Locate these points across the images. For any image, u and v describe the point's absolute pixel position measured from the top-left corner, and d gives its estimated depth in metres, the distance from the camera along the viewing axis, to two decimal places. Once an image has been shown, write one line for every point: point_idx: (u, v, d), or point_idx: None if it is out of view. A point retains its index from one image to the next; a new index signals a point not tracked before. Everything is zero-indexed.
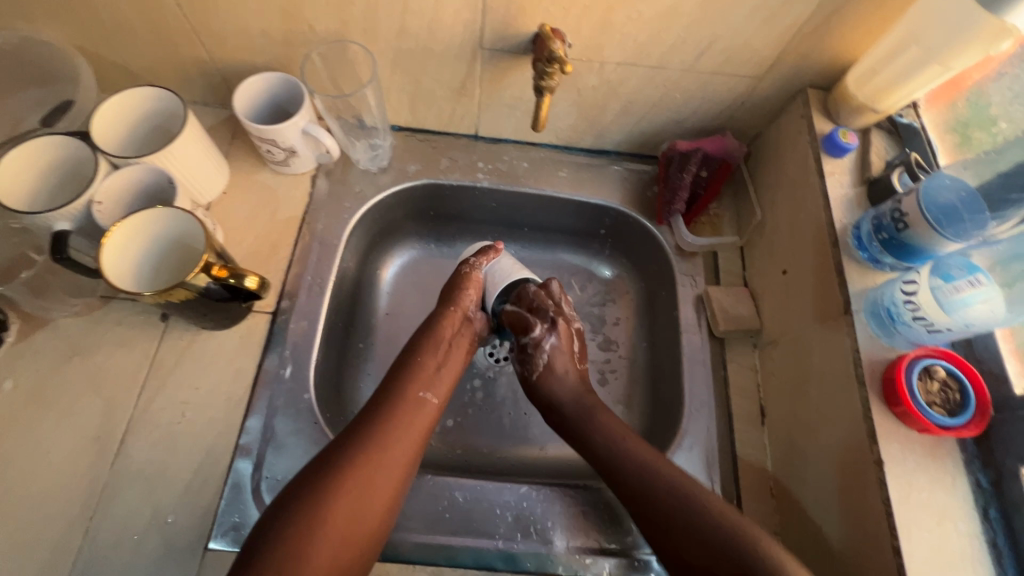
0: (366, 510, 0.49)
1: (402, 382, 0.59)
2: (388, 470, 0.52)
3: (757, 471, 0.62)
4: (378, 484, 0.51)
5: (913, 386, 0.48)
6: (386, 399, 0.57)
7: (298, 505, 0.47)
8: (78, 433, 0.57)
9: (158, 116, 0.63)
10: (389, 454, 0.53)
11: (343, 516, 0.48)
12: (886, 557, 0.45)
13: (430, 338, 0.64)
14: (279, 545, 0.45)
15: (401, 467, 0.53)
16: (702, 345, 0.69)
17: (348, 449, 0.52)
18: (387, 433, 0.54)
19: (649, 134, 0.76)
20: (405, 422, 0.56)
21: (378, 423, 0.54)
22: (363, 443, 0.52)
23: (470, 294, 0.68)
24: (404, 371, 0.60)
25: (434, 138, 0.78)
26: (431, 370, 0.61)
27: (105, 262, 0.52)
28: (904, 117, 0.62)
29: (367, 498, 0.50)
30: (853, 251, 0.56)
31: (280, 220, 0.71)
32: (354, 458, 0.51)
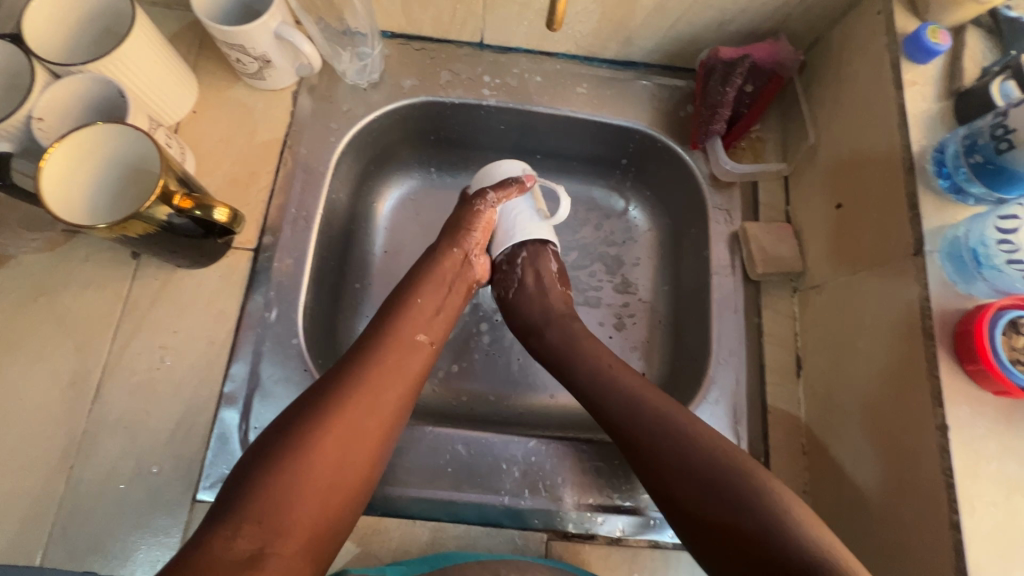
0: (355, 459, 0.44)
1: (396, 321, 0.52)
2: (376, 418, 0.46)
3: (788, 427, 0.57)
4: (367, 432, 0.45)
5: (997, 342, 0.40)
6: (376, 338, 0.50)
7: (278, 451, 0.42)
8: (51, 379, 0.53)
9: (102, 15, 0.53)
10: (377, 400, 0.47)
11: (328, 463, 0.43)
12: (940, 530, 0.40)
13: (428, 278, 0.56)
14: (258, 492, 0.40)
15: (392, 415, 0.47)
16: (735, 289, 0.62)
17: (331, 390, 0.46)
18: (379, 376, 0.48)
19: (687, 40, 0.64)
20: (395, 364, 0.49)
21: (366, 362, 0.48)
22: (349, 388, 0.46)
23: (477, 235, 0.60)
24: (397, 308, 0.53)
25: (432, 47, 0.67)
26: (428, 311, 0.54)
27: (44, 180, 0.44)
28: (1012, 10, 0.50)
29: (355, 445, 0.45)
30: (931, 179, 0.46)
31: (259, 144, 0.62)
32: (340, 402, 0.45)
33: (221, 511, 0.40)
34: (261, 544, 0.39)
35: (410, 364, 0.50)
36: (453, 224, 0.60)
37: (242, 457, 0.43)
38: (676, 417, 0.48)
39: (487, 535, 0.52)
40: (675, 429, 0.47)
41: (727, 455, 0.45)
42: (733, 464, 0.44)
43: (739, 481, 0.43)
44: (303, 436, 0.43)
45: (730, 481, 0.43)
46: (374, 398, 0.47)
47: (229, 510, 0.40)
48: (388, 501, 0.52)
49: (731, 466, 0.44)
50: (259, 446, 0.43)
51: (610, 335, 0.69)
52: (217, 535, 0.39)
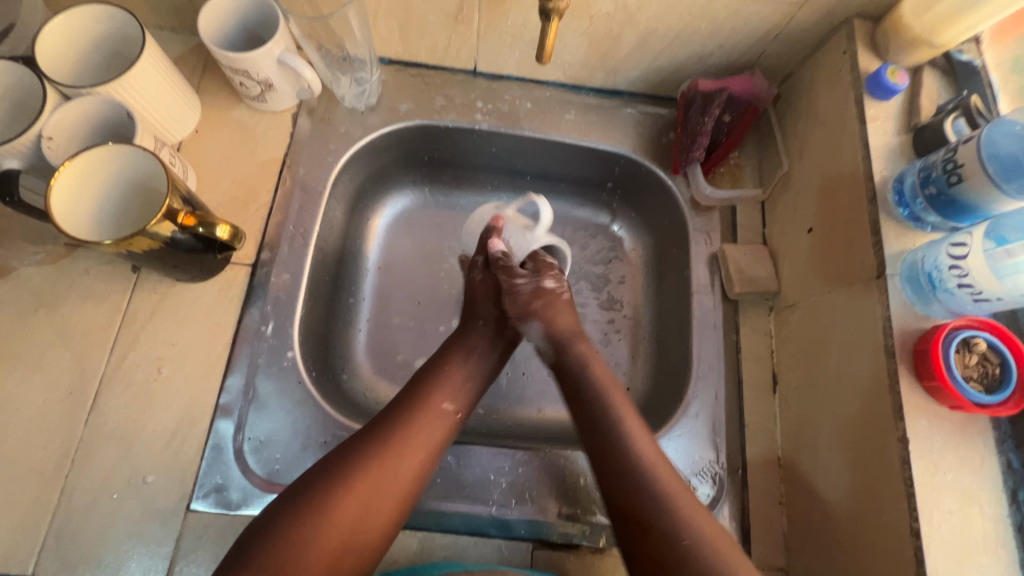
0: (371, 524, 0.46)
1: (429, 389, 0.54)
2: (396, 488, 0.47)
3: (765, 441, 0.59)
4: (386, 500, 0.47)
5: (950, 359, 0.44)
6: (412, 404, 0.52)
7: (301, 508, 0.44)
8: (48, 389, 0.54)
9: (112, 39, 0.56)
10: (403, 472, 0.48)
11: (346, 526, 0.45)
12: (902, 537, 0.43)
13: (460, 346, 0.58)
14: (279, 545, 0.43)
15: (412, 488, 0.48)
16: (715, 307, 0.65)
17: (359, 459, 0.47)
18: (404, 447, 0.49)
19: (669, 71, 0.68)
20: (424, 434, 0.51)
21: (395, 431, 0.50)
22: (378, 455, 0.48)
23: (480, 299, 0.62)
24: (429, 378, 0.55)
25: (428, 74, 0.70)
26: (459, 380, 0.56)
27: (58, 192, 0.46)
28: (964, 54, 0.54)
29: (374, 512, 0.46)
30: (892, 208, 0.50)
31: (259, 162, 0.64)
32: (365, 471, 0.47)
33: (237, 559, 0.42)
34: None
35: (435, 437, 0.51)
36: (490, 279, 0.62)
37: (265, 507, 0.45)
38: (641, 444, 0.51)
39: (474, 545, 0.53)
40: (638, 453, 0.50)
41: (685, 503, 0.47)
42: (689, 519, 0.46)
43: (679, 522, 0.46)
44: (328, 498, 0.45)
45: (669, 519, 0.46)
46: (399, 469, 0.48)
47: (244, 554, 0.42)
48: None
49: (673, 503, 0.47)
50: (286, 498, 0.45)
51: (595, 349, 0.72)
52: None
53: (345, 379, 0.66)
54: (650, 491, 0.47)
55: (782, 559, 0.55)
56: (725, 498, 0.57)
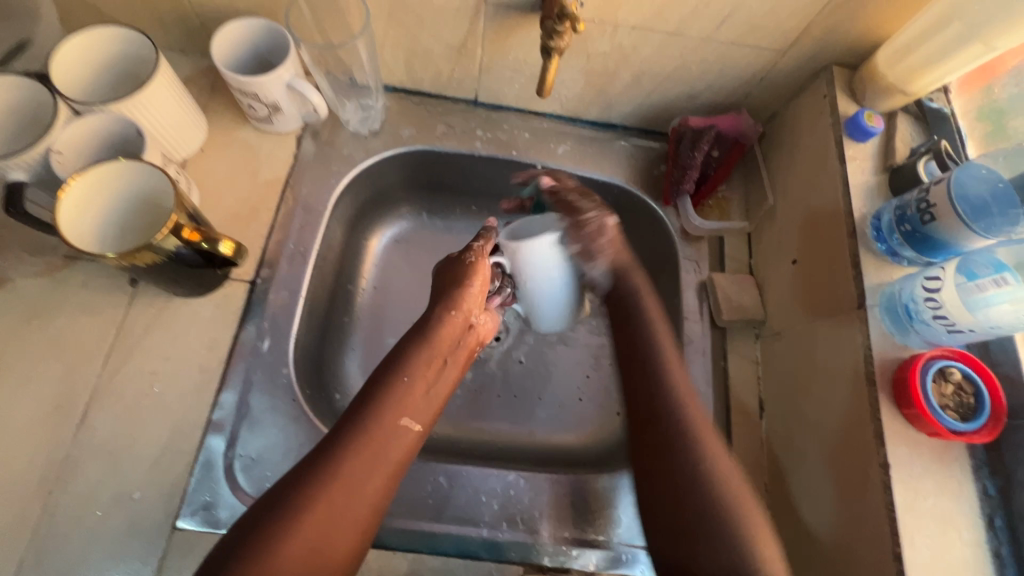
0: (333, 551, 0.43)
1: (379, 405, 0.50)
2: (355, 507, 0.45)
3: (752, 466, 0.61)
4: (347, 524, 0.44)
5: (927, 388, 0.46)
6: (359, 421, 0.48)
7: (257, 537, 0.41)
8: (38, 402, 0.54)
9: (125, 59, 0.57)
10: (356, 494, 0.45)
11: (307, 555, 0.42)
12: (886, 560, 0.44)
13: (424, 351, 0.55)
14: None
15: (368, 506, 0.46)
16: (703, 334, 0.67)
17: (312, 480, 0.45)
18: (358, 468, 0.46)
19: (661, 108, 0.72)
20: (377, 452, 0.48)
21: (344, 449, 0.46)
22: (328, 476, 0.45)
23: (475, 287, 0.58)
24: (378, 390, 0.51)
25: (430, 102, 0.73)
26: (419, 393, 0.52)
27: (68, 197, 0.47)
28: (934, 102, 0.58)
29: (336, 535, 0.44)
30: (871, 243, 0.53)
31: (262, 181, 0.66)
32: (318, 490, 0.44)
33: None
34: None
35: (391, 455, 0.48)
36: (446, 284, 0.58)
37: (211, 551, 0.41)
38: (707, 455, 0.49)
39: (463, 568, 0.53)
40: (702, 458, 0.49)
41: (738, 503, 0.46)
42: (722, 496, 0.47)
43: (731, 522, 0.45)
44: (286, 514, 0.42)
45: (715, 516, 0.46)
46: (354, 481, 0.46)
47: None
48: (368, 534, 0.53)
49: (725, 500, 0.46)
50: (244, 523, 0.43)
51: (587, 374, 0.74)
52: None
53: (337, 398, 0.66)
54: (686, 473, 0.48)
55: None
56: None
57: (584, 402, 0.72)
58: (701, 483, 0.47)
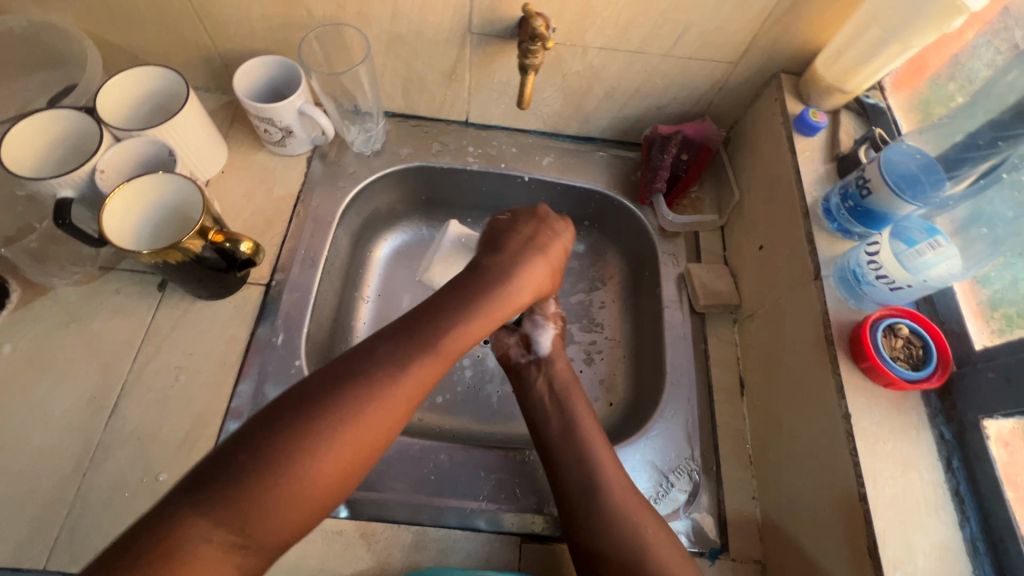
0: (338, 464, 0.41)
1: (423, 326, 0.49)
2: (374, 423, 0.43)
3: (735, 439, 0.65)
4: (362, 442, 0.43)
5: (878, 343, 0.50)
6: (397, 341, 0.47)
7: (270, 433, 0.40)
8: (74, 394, 0.59)
9: (160, 94, 0.66)
10: (380, 411, 0.44)
11: (322, 472, 0.41)
12: (853, 502, 0.47)
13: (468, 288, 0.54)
14: (235, 494, 0.38)
15: (388, 424, 0.44)
16: (684, 320, 0.72)
17: (333, 399, 0.42)
18: (389, 386, 0.44)
19: (634, 120, 0.79)
20: (409, 370, 0.46)
21: (383, 364, 0.45)
22: (353, 388, 0.43)
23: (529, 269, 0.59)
24: (429, 315, 0.50)
25: (425, 124, 0.81)
26: (459, 319, 0.50)
27: (109, 206, 0.54)
28: (871, 98, 0.65)
29: (344, 449, 0.42)
30: (823, 221, 0.59)
31: (276, 197, 0.73)
32: (340, 400, 0.43)
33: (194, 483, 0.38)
34: (229, 547, 0.38)
35: (421, 374, 0.46)
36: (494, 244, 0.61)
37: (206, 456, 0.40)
38: (606, 470, 0.57)
39: (466, 539, 0.56)
40: (603, 477, 0.56)
41: (626, 502, 0.55)
42: (624, 511, 0.54)
43: (627, 514, 0.54)
44: (296, 442, 0.40)
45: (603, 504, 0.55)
46: (386, 398, 0.44)
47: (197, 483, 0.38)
48: (377, 509, 0.57)
49: (627, 511, 0.54)
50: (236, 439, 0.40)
51: (580, 368, 0.79)
52: (194, 527, 0.37)
53: None
54: (601, 495, 0.55)
55: (757, 551, 0.59)
56: (701, 493, 0.62)
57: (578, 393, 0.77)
58: (611, 507, 0.54)
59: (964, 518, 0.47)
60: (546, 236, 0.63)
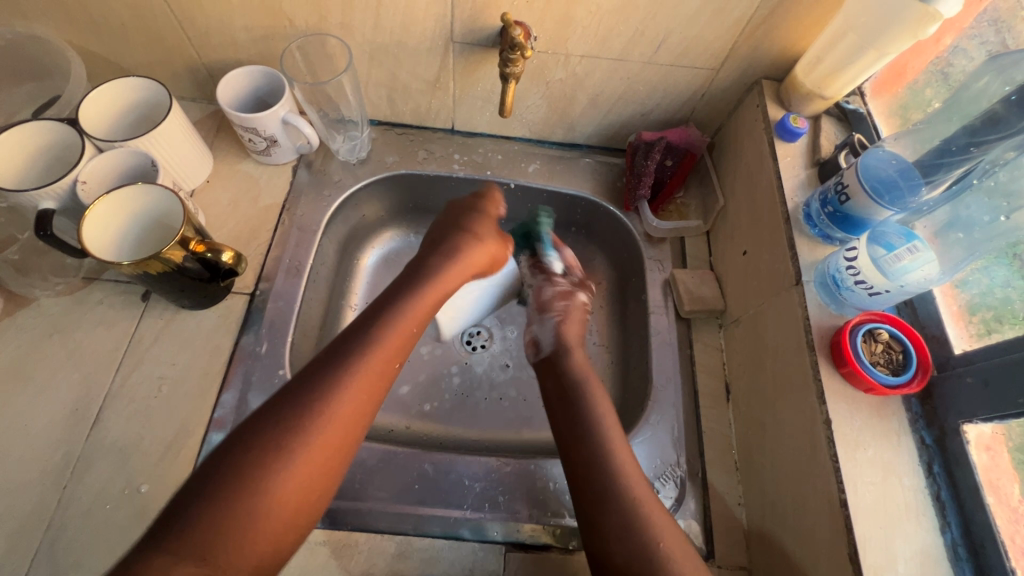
0: (302, 485, 0.46)
1: (362, 341, 0.54)
2: (326, 441, 0.48)
3: (720, 444, 0.65)
4: (318, 459, 0.47)
5: (858, 348, 0.50)
6: (338, 360, 0.52)
7: (227, 468, 0.44)
8: (56, 406, 0.59)
9: (143, 105, 0.66)
10: (328, 429, 0.48)
11: (286, 496, 0.45)
12: (834, 509, 0.47)
13: (410, 288, 0.61)
14: (204, 524, 0.41)
15: (339, 440, 0.49)
16: (670, 326, 0.72)
17: (277, 426, 0.47)
18: (332, 402, 0.49)
19: (619, 127, 0.80)
20: (354, 384, 0.51)
21: (328, 385, 0.50)
22: (298, 414, 0.47)
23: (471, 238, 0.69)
24: (364, 329, 0.55)
25: (411, 132, 0.81)
26: (405, 325, 0.57)
27: (87, 225, 0.54)
28: (851, 103, 0.66)
29: (304, 471, 0.46)
30: (804, 227, 0.59)
31: (261, 206, 0.73)
32: (289, 427, 0.47)
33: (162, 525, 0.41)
34: None
35: (369, 385, 0.52)
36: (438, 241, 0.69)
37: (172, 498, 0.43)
38: (626, 471, 0.55)
39: (449, 548, 0.56)
40: (621, 484, 0.54)
41: (649, 511, 0.52)
42: (645, 522, 0.51)
43: (638, 506, 0.52)
44: (250, 470, 0.44)
45: (621, 503, 0.53)
46: (331, 418, 0.48)
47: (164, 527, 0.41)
48: (361, 518, 0.57)
49: (641, 511, 0.52)
50: (198, 477, 0.44)
51: None
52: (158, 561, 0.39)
53: None
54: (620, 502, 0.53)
55: (743, 557, 0.59)
56: (686, 499, 0.61)
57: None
58: (631, 516, 0.52)
59: (945, 523, 0.47)
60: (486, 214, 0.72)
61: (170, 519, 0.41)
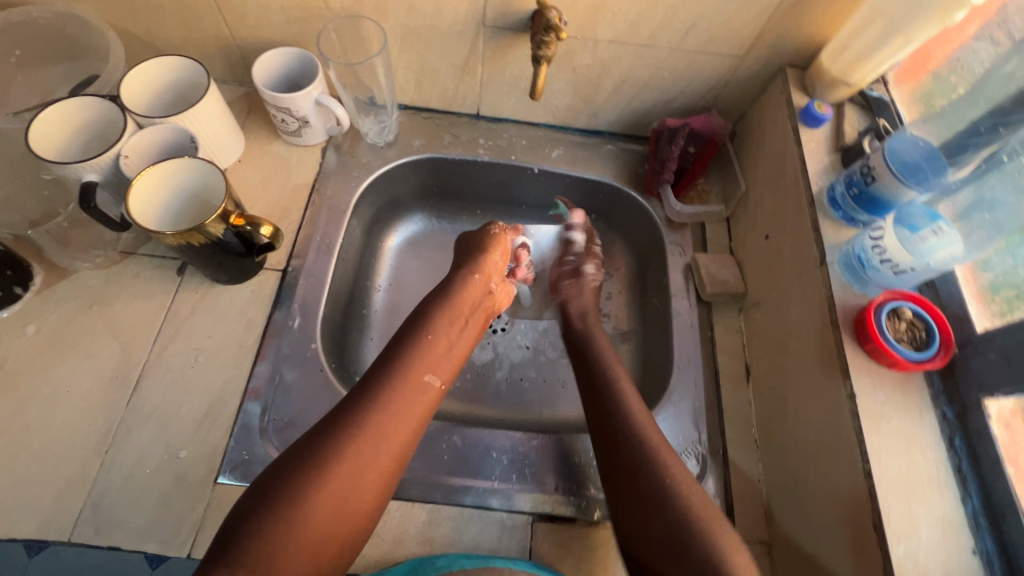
0: (355, 502, 0.48)
1: (407, 362, 0.56)
2: (378, 459, 0.50)
3: (741, 423, 0.66)
4: (370, 476, 0.49)
5: (882, 324, 0.52)
6: (388, 380, 0.54)
7: (283, 482, 0.46)
8: (96, 374, 0.60)
9: (181, 84, 0.68)
10: (379, 447, 0.50)
11: (339, 512, 0.47)
12: (858, 480, 0.49)
13: (446, 313, 0.63)
14: (253, 546, 0.43)
15: (391, 458, 0.51)
16: (691, 309, 0.73)
17: (331, 441, 0.49)
18: (384, 421, 0.51)
19: (642, 114, 0.81)
20: (401, 405, 0.53)
21: (377, 404, 0.52)
22: (352, 431, 0.50)
23: (496, 259, 0.71)
24: (408, 351, 0.58)
25: (437, 117, 0.83)
26: (442, 350, 0.60)
27: (131, 205, 0.55)
28: (874, 91, 0.67)
29: (357, 487, 0.48)
30: (828, 210, 0.60)
31: (291, 186, 0.75)
32: (343, 442, 0.49)
33: (227, 538, 0.44)
34: None
35: (417, 405, 0.54)
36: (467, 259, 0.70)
37: (233, 510, 0.46)
38: (646, 433, 0.56)
39: (478, 517, 0.58)
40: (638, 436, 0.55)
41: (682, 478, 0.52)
42: (679, 489, 0.51)
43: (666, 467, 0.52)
44: (305, 484, 0.46)
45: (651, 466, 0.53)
46: (382, 435, 0.51)
47: (227, 540, 0.43)
48: None
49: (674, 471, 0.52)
50: (251, 495, 0.46)
51: None
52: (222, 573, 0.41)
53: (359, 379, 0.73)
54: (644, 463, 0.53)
55: (763, 532, 0.60)
56: (708, 475, 0.63)
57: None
58: (665, 484, 0.51)
59: (966, 494, 0.48)
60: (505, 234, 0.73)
61: (232, 532, 0.44)
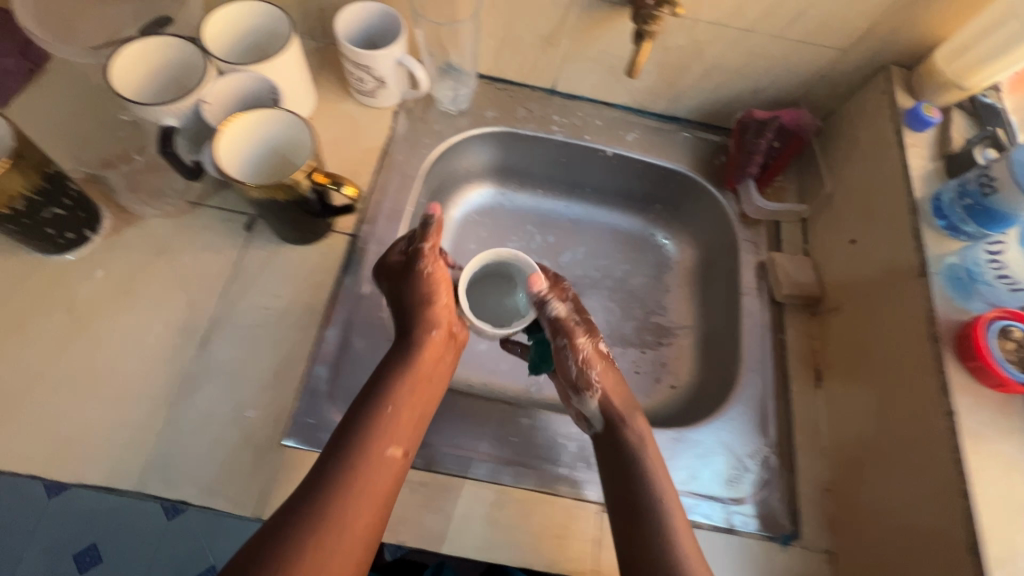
0: None
1: (366, 438, 0.51)
2: (336, 553, 0.45)
3: (811, 432, 0.65)
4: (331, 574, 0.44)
5: (992, 345, 0.50)
6: (346, 456, 0.49)
7: None
8: (164, 325, 0.59)
9: (260, 31, 0.65)
10: (337, 538, 0.45)
11: None
12: (953, 500, 0.48)
13: (404, 376, 0.55)
14: None
15: (358, 550, 0.46)
16: (763, 309, 0.71)
17: (289, 535, 0.44)
18: (341, 505, 0.47)
19: (725, 103, 0.78)
20: (364, 485, 0.48)
21: (333, 488, 0.47)
22: (305, 525, 0.45)
23: (443, 297, 0.60)
24: (365, 420, 0.52)
25: (512, 88, 0.80)
26: (400, 419, 0.53)
27: (222, 169, 0.53)
28: (986, 98, 0.64)
29: None
30: (931, 219, 0.58)
31: (361, 148, 0.72)
32: (306, 537, 0.44)
33: None
34: None
35: (379, 482, 0.49)
36: (412, 303, 0.59)
37: None
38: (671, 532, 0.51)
39: (546, 502, 0.57)
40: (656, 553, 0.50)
41: None
42: None
43: (658, 515, 0.52)
44: None
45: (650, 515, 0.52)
46: (343, 525, 0.46)
47: None
48: (459, 463, 0.58)
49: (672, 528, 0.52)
50: None
51: (642, 350, 0.80)
52: None
53: None
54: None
55: (828, 541, 0.59)
56: (773, 479, 0.62)
57: (642, 374, 0.78)
58: None
59: None
60: (434, 263, 0.60)
61: None
